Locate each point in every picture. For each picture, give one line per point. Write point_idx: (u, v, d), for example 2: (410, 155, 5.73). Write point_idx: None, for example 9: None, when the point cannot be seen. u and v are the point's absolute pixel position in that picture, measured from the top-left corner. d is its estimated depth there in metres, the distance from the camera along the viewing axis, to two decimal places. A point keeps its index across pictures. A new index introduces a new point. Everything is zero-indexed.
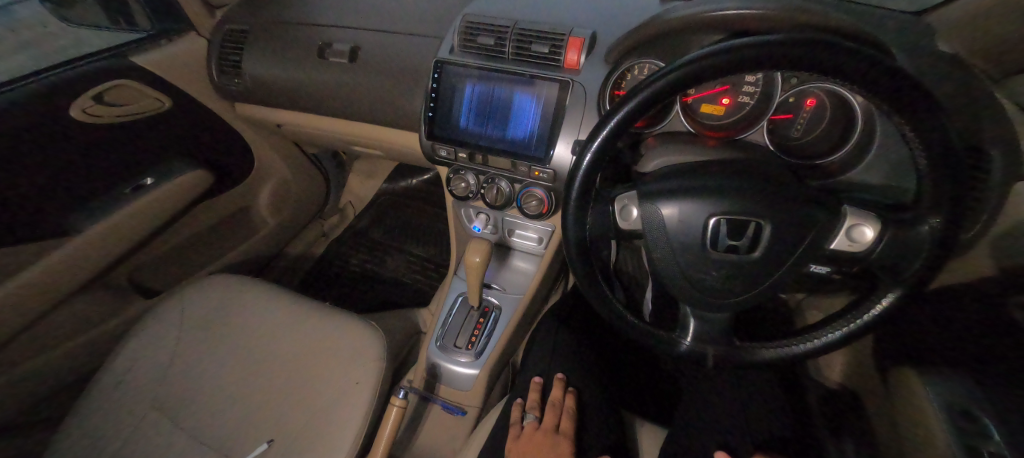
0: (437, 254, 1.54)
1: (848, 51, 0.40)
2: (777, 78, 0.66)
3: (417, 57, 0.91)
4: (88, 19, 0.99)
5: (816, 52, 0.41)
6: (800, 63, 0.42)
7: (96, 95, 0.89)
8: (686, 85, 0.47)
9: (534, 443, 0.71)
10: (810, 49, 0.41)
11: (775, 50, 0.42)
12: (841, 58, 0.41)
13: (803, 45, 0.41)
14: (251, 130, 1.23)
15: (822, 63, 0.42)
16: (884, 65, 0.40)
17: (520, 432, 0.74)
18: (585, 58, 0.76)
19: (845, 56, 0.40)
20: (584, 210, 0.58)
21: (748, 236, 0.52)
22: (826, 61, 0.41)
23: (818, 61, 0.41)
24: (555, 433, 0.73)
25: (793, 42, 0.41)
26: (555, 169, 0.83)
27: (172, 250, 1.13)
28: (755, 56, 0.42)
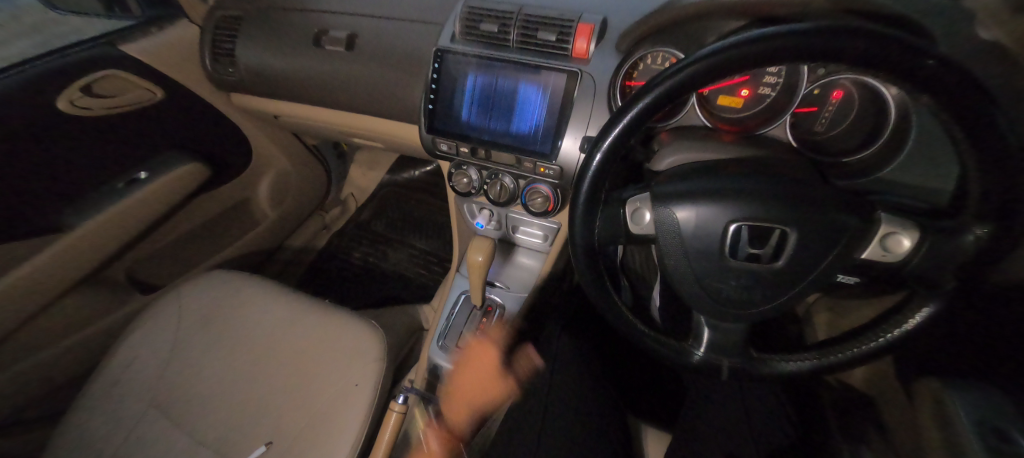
0: (440, 248, 1.52)
1: (896, 40, 0.35)
2: (802, 70, 0.62)
3: (416, 45, 0.86)
4: (78, 8, 0.96)
5: (859, 41, 0.36)
6: (838, 55, 0.37)
7: (84, 85, 0.86)
8: (707, 79, 0.43)
9: (474, 357, 0.97)
10: (853, 37, 0.36)
11: (812, 39, 0.37)
12: (890, 48, 0.36)
13: (845, 34, 0.36)
14: (248, 121, 1.19)
15: (863, 54, 0.37)
16: (935, 57, 0.35)
17: (466, 347, 0.99)
18: (595, 47, 0.71)
19: (893, 46, 0.36)
20: (592, 214, 0.54)
21: (772, 244, 0.49)
22: (868, 52, 0.36)
23: (859, 52, 0.37)
24: (489, 341, 0.99)
25: (831, 30, 0.37)
26: (562, 165, 0.79)
27: (170, 244, 1.11)
28: (786, 46, 0.38)
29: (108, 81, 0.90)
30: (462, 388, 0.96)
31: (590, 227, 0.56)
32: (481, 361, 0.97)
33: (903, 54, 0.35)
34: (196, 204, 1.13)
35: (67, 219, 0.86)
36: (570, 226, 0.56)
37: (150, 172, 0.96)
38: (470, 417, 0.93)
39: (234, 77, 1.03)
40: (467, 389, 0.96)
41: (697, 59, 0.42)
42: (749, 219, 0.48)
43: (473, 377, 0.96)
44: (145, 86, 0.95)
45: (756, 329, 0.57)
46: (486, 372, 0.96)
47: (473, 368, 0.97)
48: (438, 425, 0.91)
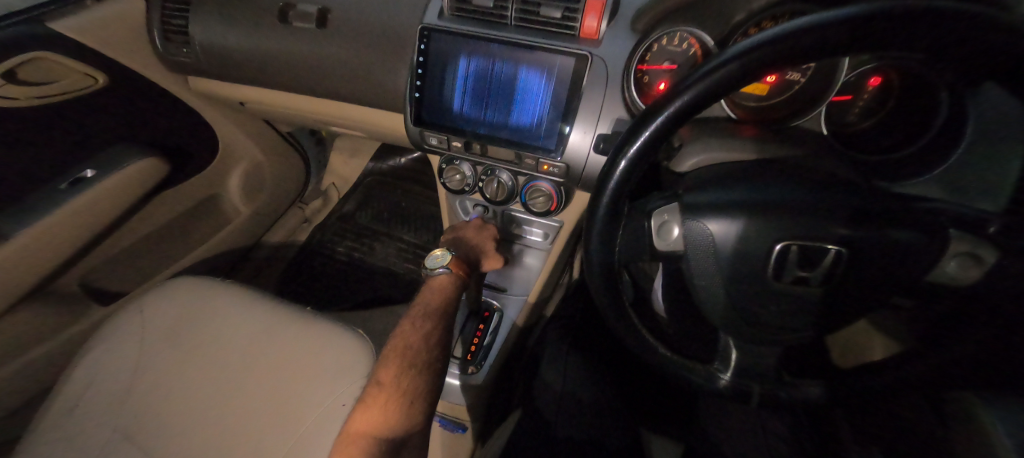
0: (430, 241, 1.43)
1: (1009, 27, 0.28)
2: (841, 60, 0.55)
3: (398, 21, 0.74)
4: None
5: (968, 24, 0.28)
6: (935, 43, 0.30)
7: (6, 71, 0.72)
8: (761, 74, 0.34)
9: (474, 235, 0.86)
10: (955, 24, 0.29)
11: (906, 25, 0.29)
12: (1000, 36, 0.28)
13: (951, 16, 0.28)
14: (211, 108, 1.07)
15: (969, 42, 0.29)
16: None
17: (465, 225, 0.87)
18: (606, 26, 0.62)
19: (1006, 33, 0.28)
20: (610, 227, 0.47)
21: (823, 266, 0.42)
22: (973, 39, 0.29)
23: (963, 38, 0.29)
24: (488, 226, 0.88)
25: (932, 13, 0.29)
26: (567, 163, 0.70)
27: (131, 248, 1.01)
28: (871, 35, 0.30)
29: (37, 66, 0.76)
30: (469, 242, 0.85)
31: (609, 243, 0.48)
32: (483, 234, 0.86)
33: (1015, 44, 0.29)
34: (157, 202, 1.02)
35: None
36: (585, 241, 0.49)
37: (98, 170, 0.84)
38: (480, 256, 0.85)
39: (189, 58, 0.90)
40: (476, 238, 0.85)
41: (755, 48, 0.33)
42: (797, 236, 0.42)
43: (478, 239, 0.86)
44: (85, 72, 0.82)
45: (790, 352, 0.51)
46: (490, 236, 0.86)
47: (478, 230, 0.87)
48: (457, 256, 0.80)
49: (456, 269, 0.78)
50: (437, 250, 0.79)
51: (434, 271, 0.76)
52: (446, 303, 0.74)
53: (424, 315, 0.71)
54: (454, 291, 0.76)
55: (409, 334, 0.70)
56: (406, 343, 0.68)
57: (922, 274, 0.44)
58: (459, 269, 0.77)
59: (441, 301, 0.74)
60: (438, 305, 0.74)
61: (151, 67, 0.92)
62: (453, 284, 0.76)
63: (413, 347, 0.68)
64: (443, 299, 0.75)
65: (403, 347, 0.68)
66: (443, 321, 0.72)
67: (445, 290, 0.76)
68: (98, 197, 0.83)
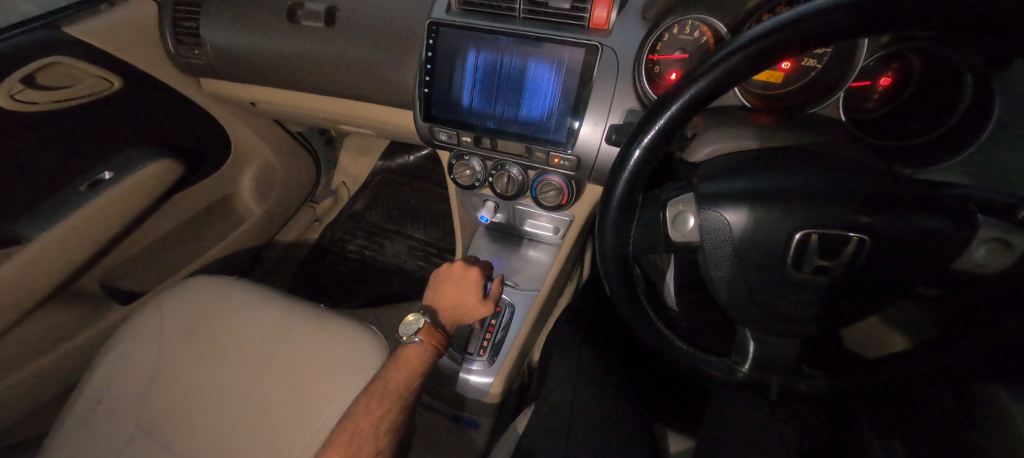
0: (439, 238, 1.43)
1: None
2: (861, 44, 0.54)
3: (407, 17, 0.75)
4: None
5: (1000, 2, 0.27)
6: (962, 21, 0.29)
7: (26, 77, 0.75)
8: (782, 56, 0.33)
9: (455, 286, 0.86)
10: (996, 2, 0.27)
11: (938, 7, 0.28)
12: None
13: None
14: (224, 110, 1.08)
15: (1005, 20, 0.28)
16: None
17: (447, 276, 0.88)
18: (616, 16, 0.62)
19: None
20: (626, 220, 0.47)
21: (846, 253, 0.41)
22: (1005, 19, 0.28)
23: (995, 18, 0.28)
24: (470, 274, 0.87)
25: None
26: (578, 155, 0.70)
27: (148, 249, 1.03)
28: (897, 13, 0.28)
29: (54, 69, 0.78)
30: (450, 296, 0.86)
31: (622, 235, 0.47)
32: (465, 287, 0.86)
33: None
34: (174, 203, 1.04)
35: (22, 229, 0.78)
36: (598, 233, 0.49)
37: (115, 172, 0.85)
38: (460, 314, 0.86)
39: (201, 59, 0.91)
40: (456, 291, 0.86)
41: (774, 31, 0.32)
42: (817, 225, 0.41)
43: (460, 291, 0.86)
44: (99, 76, 0.84)
45: (811, 345, 0.50)
46: (471, 285, 0.85)
47: (460, 280, 0.87)
48: (432, 322, 0.82)
49: (428, 339, 0.79)
50: (410, 316, 0.82)
51: (407, 340, 0.79)
52: (410, 380, 0.74)
53: (382, 398, 0.70)
54: (422, 364, 0.77)
55: (361, 418, 0.68)
56: (359, 424, 0.68)
57: (947, 264, 0.43)
58: (431, 339, 0.79)
59: (402, 383, 0.73)
60: (401, 386, 0.73)
61: (163, 69, 0.93)
62: (424, 356, 0.78)
63: (360, 435, 0.66)
64: (408, 379, 0.74)
65: (351, 432, 0.67)
66: (400, 406, 0.71)
67: (411, 366, 0.76)
68: (116, 197, 0.84)
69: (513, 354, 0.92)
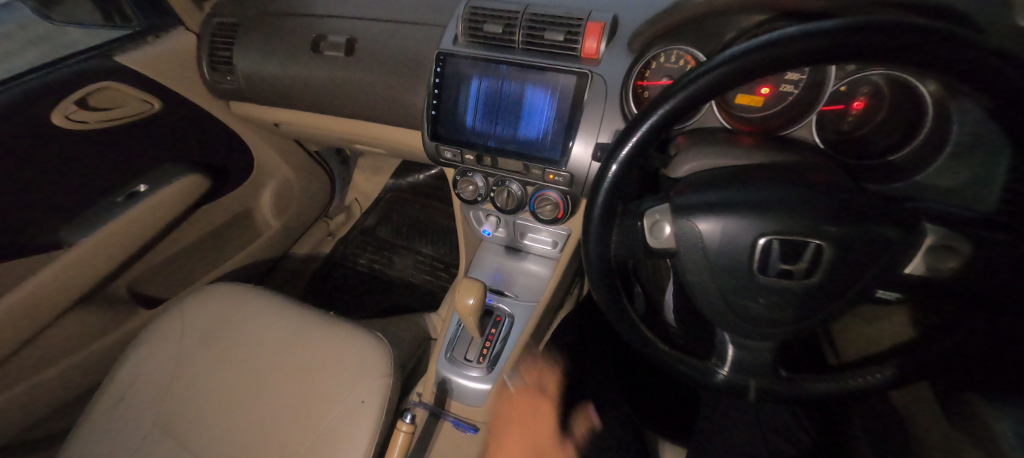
0: (446, 254, 1.49)
1: (955, 35, 0.31)
2: (830, 69, 0.58)
3: (419, 49, 0.83)
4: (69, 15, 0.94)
5: (907, 38, 0.32)
6: (887, 52, 0.33)
7: (79, 99, 0.85)
8: (736, 81, 0.39)
9: (517, 415, 0.84)
10: (904, 37, 0.32)
11: (862, 38, 0.32)
12: (933, 43, 0.32)
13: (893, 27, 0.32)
14: (250, 130, 1.17)
15: (915, 50, 0.32)
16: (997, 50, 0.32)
17: (513, 399, 0.87)
18: (605, 47, 0.68)
19: (937, 41, 0.32)
20: (608, 228, 0.51)
21: (805, 259, 0.44)
22: (913, 51, 0.32)
23: (907, 49, 0.32)
24: (535, 399, 0.84)
25: (884, 26, 0.32)
26: (572, 172, 0.75)
27: (174, 257, 1.11)
28: (826, 47, 0.34)
29: (105, 94, 0.89)
30: (512, 434, 0.82)
31: (606, 241, 0.52)
32: (525, 406, 0.83)
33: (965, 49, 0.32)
34: (200, 215, 1.12)
35: (65, 236, 0.85)
36: (584, 239, 0.53)
37: (149, 184, 0.93)
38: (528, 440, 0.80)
39: (232, 84, 1.01)
40: (518, 416, 0.84)
41: (734, 57, 0.37)
42: (781, 232, 0.45)
43: (523, 429, 0.82)
44: (141, 97, 0.94)
45: (785, 348, 0.53)
46: (531, 411, 0.82)
47: (528, 415, 0.83)
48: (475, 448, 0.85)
49: None
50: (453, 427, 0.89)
51: None
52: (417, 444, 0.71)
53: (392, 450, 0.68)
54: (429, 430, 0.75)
55: None
56: None
57: (906, 270, 0.47)
58: None
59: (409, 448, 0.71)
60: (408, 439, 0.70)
61: (199, 93, 1.04)
62: None
63: None
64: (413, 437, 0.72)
65: None
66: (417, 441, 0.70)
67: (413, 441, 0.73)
68: (149, 207, 0.92)
69: (512, 362, 0.93)
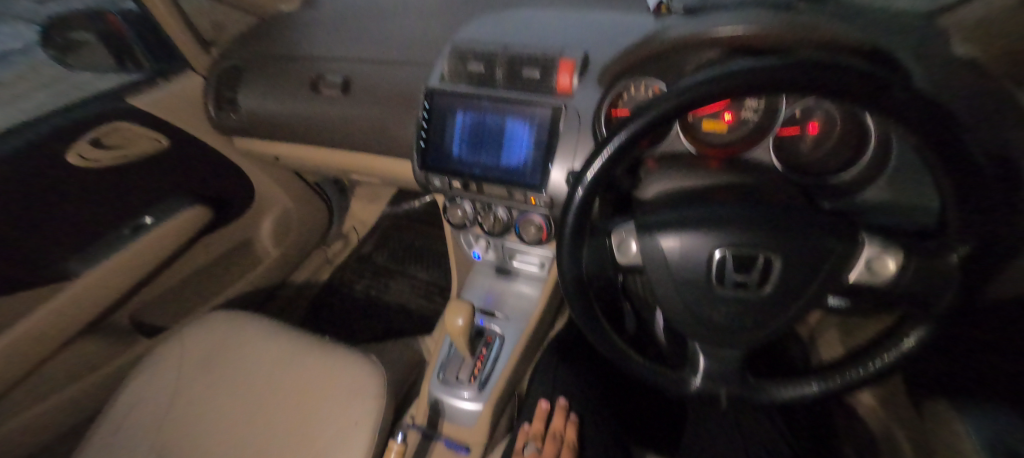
0: (441, 278, 1.53)
1: (860, 72, 0.36)
2: (781, 102, 0.62)
3: (410, 86, 0.90)
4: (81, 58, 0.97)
5: (822, 74, 0.37)
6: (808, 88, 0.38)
7: (94, 139, 0.91)
8: (684, 111, 0.44)
9: None
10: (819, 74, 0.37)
11: (780, 75, 0.38)
12: (844, 79, 0.37)
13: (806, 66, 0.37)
14: (252, 163, 1.24)
15: (830, 85, 0.37)
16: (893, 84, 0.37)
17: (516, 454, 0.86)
18: (578, 81, 0.74)
19: (847, 76, 0.37)
20: (579, 246, 0.55)
21: (758, 269, 0.48)
22: (829, 86, 0.37)
23: (825, 84, 0.37)
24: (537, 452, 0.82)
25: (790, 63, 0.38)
26: (552, 196, 0.80)
27: (175, 286, 1.14)
28: (754, 81, 0.39)
29: (117, 134, 0.95)
30: None
31: (577, 258, 0.56)
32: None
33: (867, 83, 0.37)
34: (201, 245, 1.16)
35: (73, 267, 0.89)
36: (558, 257, 0.57)
37: (155, 217, 1.00)
38: None
39: (236, 122, 1.07)
40: None
41: (677, 92, 0.43)
42: (734, 246, 0.48)
43: None
44: (150, 135, 1.00)
45: (752, 357, 0.57)
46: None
47: None
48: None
49: None
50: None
51: None
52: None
53: None
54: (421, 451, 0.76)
55: None
56: None
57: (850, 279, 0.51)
58: None
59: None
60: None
61: (203, 130, 1.09)
62: None
63: None
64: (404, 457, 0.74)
65: None
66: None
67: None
68: (154, 238, 0.98)
69: (502, 383, 0.95)
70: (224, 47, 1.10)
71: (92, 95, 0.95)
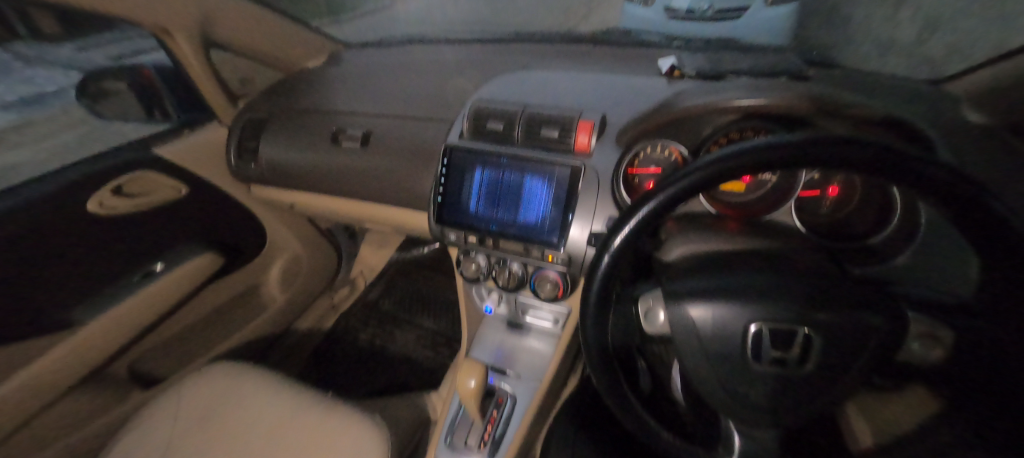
0: (448, 328, 1.51)
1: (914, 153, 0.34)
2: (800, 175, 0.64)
3: (429, 141, 0.92)
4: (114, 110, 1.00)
5: (873, 150, 0.34)
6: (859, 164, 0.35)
7: (115, 187, 0.93)
8: (720, 181, 0.41)
9: None
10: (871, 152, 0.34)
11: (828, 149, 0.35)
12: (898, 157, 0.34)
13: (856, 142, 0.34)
14: (267, 210, 1.25)
15: (882, 162, 0.34)
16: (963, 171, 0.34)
17: None
18: (596, 142, 0.76)
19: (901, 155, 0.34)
20: (605, 314, 0.53)
21: (796, 347, 0.46)
22: (882, 164, 0.34)
23: (876, 162, 0.34)
24: None
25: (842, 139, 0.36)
26: (569, 253, 0.79)
27: (177, 334, 1.11)
28: (798, 154, 0.36)
29: (139, 182, 0.97)
30: None
31: (603, 326, 0.53)
32: None
33: (932, 171, 0.34)
34: (209, 292, 1.15)
35: (78, 315, 0.87)
36: (581, 323, 0.54)
37: (165, 264, 1.02)
38: None
39: (256, 171, 1.10)
40: None
41: (716, 161, 0.40)
42: (769, 320, 0.46)
43: None
44: (171, 184, 1.03)
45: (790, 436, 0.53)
46: None
47: None
48: None
49: None
50: None
51: None
52: None
53: None
54: None
55: None
56: None
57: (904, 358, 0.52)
58: None
59: None
60: None
61: (222, 178, 1.11)
62: None
63: None
64: None
65: None
66: None
67: None
68: (165, 285, 0.96)
69: (514, 448, 0.90)
70: (251, 100, 1.15)
71: (119, 145, 0.99)
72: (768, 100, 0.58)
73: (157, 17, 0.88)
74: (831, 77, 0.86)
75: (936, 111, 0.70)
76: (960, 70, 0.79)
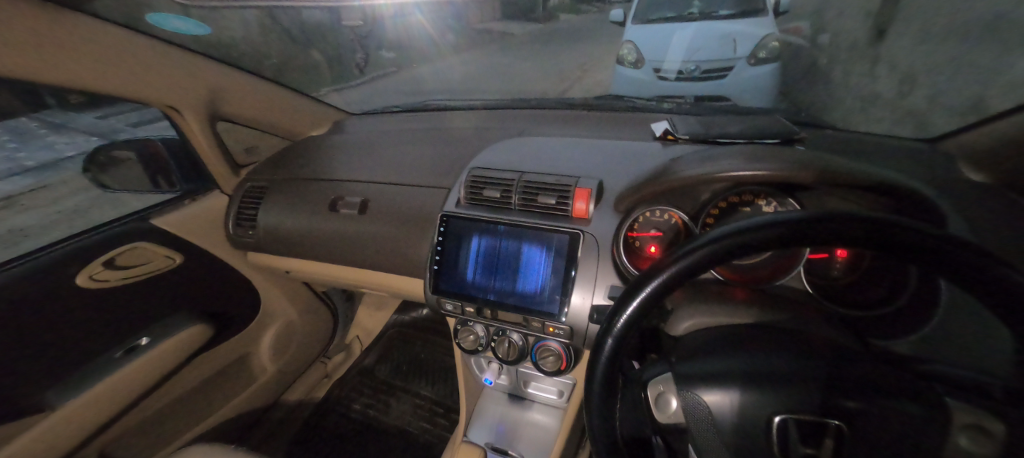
0: (446, 396, 1.43)
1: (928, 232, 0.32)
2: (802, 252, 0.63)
3: (426, 208, 0.92)
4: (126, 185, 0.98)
5: (881, 228, 0.32)
6: (868, 243, 0.33)
7: (107, 259, 0.92)
8: (723, 259, 0.38)
9: None
10: (880, 231, 0.33)
11: (831, 228, 0.33)
12: (914, 237, 0.32)
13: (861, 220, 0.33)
14: (262, 277, 1.24)
15: (889, 242, 0.33)
16: (1003, 259, 0.30)
17: None
18: (594, 208, 0.75)
19: (919, 236, 0.32)
20: (612, 401, 0.48)
21: (828, 444, 0.41)
22: (890, 241, 0.32)
23: (887, 241, 0.33)
24: None
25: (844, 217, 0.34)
26: (571, 324, 0.75)
27: (156, 412, 1.03)
28: (800, 231, 0.34)
29: (134, 253, 0.96)
30: None
31: (609, 416, 0.49)
32: None
33: (962, 254, 0.30)
34: (196, 364, 1.09)
35: (49, 398, 0.80)
36: (586, 412, 0.49)
37: (151, 337, 0.94)
38: None
39: (253, 238, 1.10)
40: None
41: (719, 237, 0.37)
42: (790, 411, 0.43)
43: None
44: (166, 254, 1.01)
45: None
46: None
47: None
48: None
49: None
50: None
51: None
52: None
53: None
54: None
55: None
56: None
57: None
58: None
59: None
60: None
61: (217, 246, 1.12)
62: None
63: None
64: None
65: None
66: None
67: None
68: (147, 360, 0.90)
69: None
70: (253, 169, 1.18)
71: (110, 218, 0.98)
72: (764, 170, 0.56)
73: (169, 97, 0.92)
74: (820, 139, 0.88)
75: (929, 172, 0.71)
76: (948, 130, 0.80)
